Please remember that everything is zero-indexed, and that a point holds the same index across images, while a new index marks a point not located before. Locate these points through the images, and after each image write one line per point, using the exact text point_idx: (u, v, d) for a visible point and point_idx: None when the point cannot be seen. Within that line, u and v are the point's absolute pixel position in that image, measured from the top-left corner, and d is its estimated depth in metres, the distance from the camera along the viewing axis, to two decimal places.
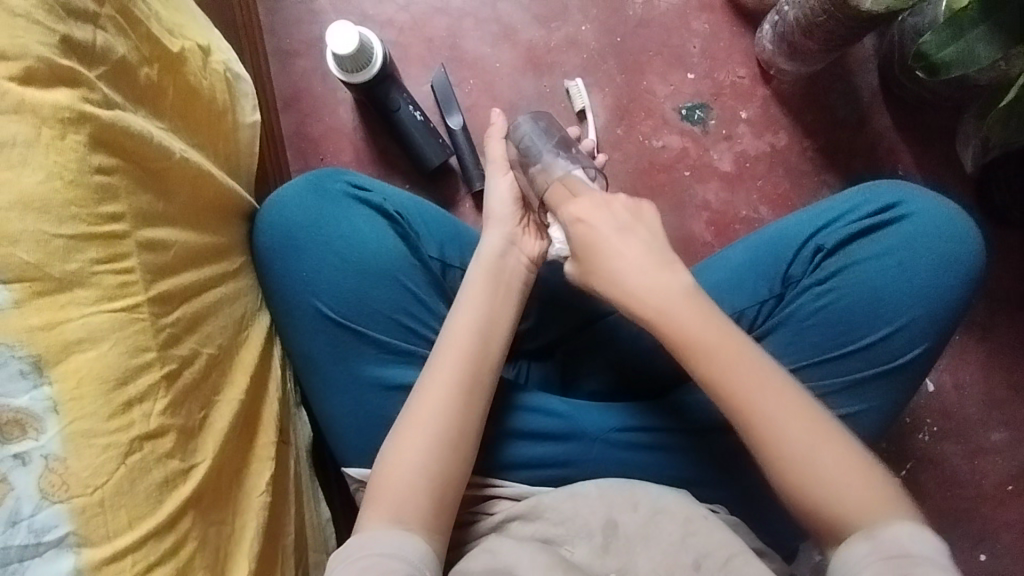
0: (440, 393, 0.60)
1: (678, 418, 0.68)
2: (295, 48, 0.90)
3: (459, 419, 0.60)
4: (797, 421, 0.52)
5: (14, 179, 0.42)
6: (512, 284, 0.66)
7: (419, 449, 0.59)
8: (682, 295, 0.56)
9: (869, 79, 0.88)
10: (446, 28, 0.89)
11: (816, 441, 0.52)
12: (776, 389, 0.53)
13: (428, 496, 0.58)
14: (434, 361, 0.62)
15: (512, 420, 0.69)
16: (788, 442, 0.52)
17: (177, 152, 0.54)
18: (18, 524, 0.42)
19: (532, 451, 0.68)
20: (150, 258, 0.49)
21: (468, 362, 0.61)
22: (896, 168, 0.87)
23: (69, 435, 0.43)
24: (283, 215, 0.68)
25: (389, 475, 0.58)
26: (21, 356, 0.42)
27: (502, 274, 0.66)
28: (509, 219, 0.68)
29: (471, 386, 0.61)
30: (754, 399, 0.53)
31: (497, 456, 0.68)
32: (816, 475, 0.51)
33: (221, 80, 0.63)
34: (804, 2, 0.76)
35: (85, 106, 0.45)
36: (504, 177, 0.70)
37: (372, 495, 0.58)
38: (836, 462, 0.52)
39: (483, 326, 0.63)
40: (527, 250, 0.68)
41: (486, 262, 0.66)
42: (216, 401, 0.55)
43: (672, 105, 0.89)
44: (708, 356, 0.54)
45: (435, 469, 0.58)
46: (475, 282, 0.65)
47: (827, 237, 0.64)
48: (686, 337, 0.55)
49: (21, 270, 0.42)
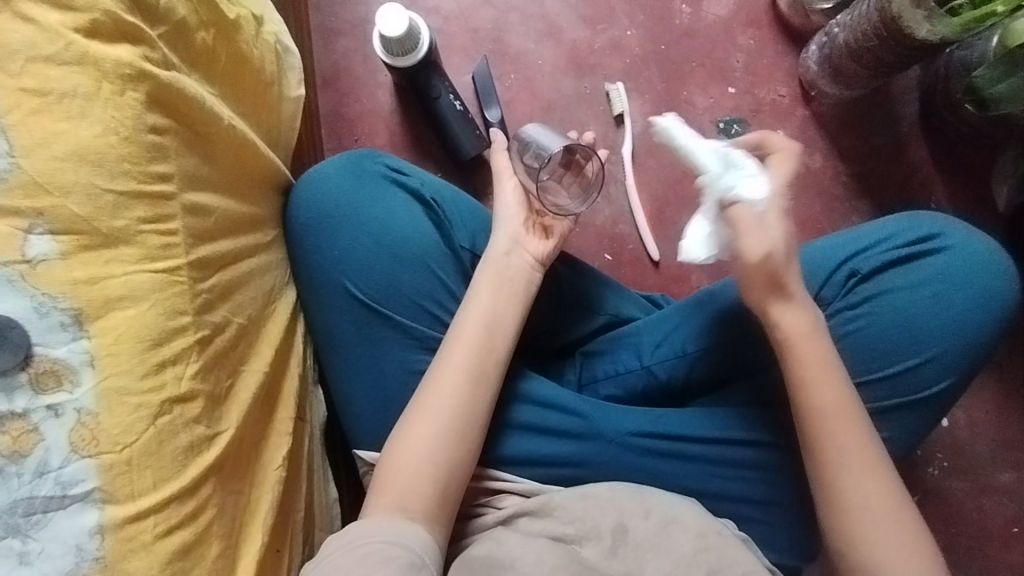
0: (450, 388, 0.60)
1: (701, 426, 0.67)
2: (339, 27, 0.90)
3: (464, 413, 0.60)
4: (876, 484, 0.55)
5: (72, 130, 0.42)
6: (517, 285, 0.64)
7: (423, 443, 0.59)
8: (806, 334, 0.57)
9: (910, 108, 0.87)
10: (491, 20, 0.89)
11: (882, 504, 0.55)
12: (861, 439, 0.56)
13: (433, 486, 0.58)
14: (442, 358, 0.61)
15: (516, 414, 0.68)
16: (858, 499, 0.55)
17: (226, 118, 0.53)
18: (46, 476, 0.42)
19: (534, 450, 0.68)
20: (193, 222, 0.49)
21: (479, 358, 0.61)
22: (929, 200, 0.87)
23: (103, 390, 0.43)
24: (319, 192, 0.67)
25: (396, 465, 0.58)
26: (62, 308, 0.42)
27: (508, 277, 0.64)
28: (514, 220, 0.67)
29: (475, 379, 0.61)
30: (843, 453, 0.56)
31: (502, 450, 0.68)
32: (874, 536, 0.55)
33: (271, 51, 0.63)
34: (855, 26, 0.76)
35: (146, 64, 0.45)
36: (509, 180, 0.68)
37: (378, 483, 0.58)
38: (897, 524, 0.55)
39: (497, 326, 0.63)
40: (532, 248, 0.66)
41: (496, 257, 0.65)
42: (242, 370, 0.55)
43: (710, 118, 0.89)
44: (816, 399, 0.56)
45: (440, 463, 0.59)
46: (480, 284, 0.64)
47: (864, 262, 0.64)
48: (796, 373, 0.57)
49: (70, 222, 0.42)
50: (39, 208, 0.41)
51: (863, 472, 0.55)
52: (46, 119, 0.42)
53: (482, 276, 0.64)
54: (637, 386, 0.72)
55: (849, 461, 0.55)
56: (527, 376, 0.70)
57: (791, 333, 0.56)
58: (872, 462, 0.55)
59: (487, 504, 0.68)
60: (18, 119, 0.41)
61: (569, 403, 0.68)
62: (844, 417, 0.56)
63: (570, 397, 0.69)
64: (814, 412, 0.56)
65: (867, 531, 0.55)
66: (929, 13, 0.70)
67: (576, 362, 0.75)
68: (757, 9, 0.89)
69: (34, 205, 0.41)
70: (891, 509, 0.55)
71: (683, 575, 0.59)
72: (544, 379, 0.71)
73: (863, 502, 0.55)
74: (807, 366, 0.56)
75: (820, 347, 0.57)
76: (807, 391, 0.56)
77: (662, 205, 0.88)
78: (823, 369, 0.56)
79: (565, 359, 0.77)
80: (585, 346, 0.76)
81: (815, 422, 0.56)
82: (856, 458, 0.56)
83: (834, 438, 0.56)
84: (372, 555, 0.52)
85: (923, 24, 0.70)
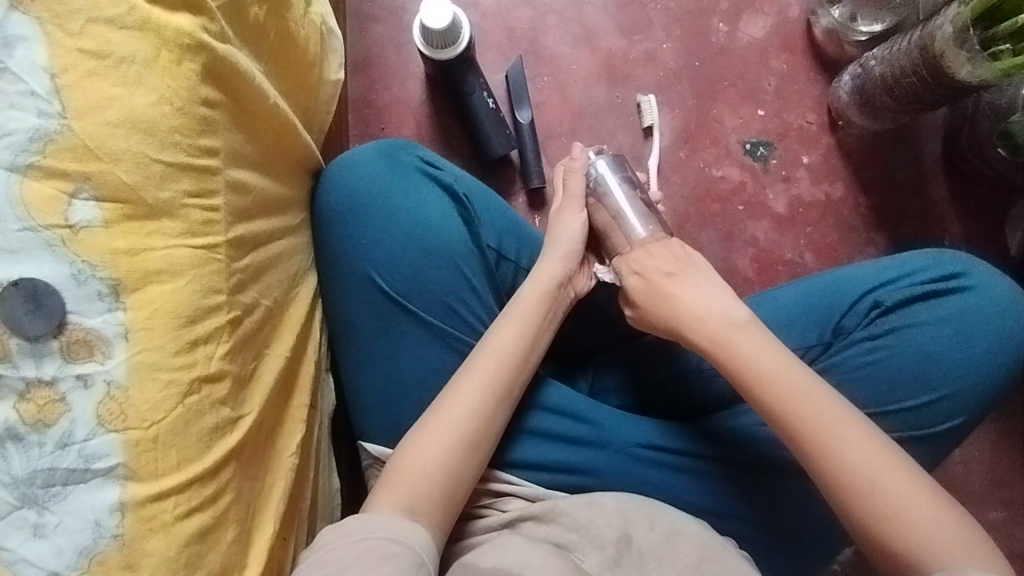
0: (471, 389, 0.60)
1: (698, 442, 0.68)
2: (375, 14, 0.89)
3: (485, 416, 0.60)
4: (865, 453, 0.53)
5: (127, 96, 0.41)
6: (557, 311, 0.65)
7: (440, 441, 0.58)
8: (736, 325, 0.59)
9: (934, 145, 0.89)
10: (529, 21, 0.89)
11: (890, 477, 0.52)
12: (836, 413, 0.54)
13: (446, 485, 0.58)
14: (473, 361, 0.61)
15: (530, 419, 0.68)
16: (858, 472, 0.52)
17: (272, 97, 0.52)
18: (69, 447, 0.41)
19: (544, 456, 0.67)
20: (234, 201, 0.48)
21: (503, 362, 0.61)
22: (943, 239, 0.88)
23: (135, 364, 0.42)
24: (352, 179, 0.67)
25: (409, 462, 0.58)
26: (100, 277, 0.41)
27: (552, 300, 0.65)
28: (573, 256, 0.67)
29: (499, 383, 0.60)
30: (822, 433, 0.54)
31: (511, 453, 0.67)
32: (891, 508, 0.52)
33: (316, 32, 0.62)
34: (892, 59, 0.76)
35: (204, 35, 0.44)
36: (577, 214, 0.68)
37: (388, 479, 0.57)
38: (902, 489, 0.52)
39: (523, 332, 0.62)
40: (577, 284, 0.68)
41: (548, 279, 0.65)
42: (266, 353, 0.54)
43: (737, 138, 0.89)
44: (768, 384, 0.56)
45: (455, 463, 0.58)
46: (525, 299, 0.64)
47: (887, 294, 0.65)
48: (742, 364, 0.57)
49: (116, 190, 0.41)
50: (86, 173, 0.40)
51: (856, 445, 0.53)
52: (103, 82, 0.41)
53: (531, 288, 0.64)
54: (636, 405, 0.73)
55: (822, 430, 0.54)
56: (547, 383, 0.69)
57: (715, 332, 0.59)
58: (852, 430, 0.54)
59: (490, 506, 0.67)
60: (73, 80, 0.40)
61: (581, 410, 0.68)
62: (802, 394, 0.55)
63: (582, 404, 0.69)
64: (775, 399, 0.55)
65: (873, 499, 0.52)
66: (972, 55, 0.68)
67: (589, 372, 0.75)
68: (793, 34, 0.90)
69: (81, 169, 0.40)
70: (881, 467, 0.53)
71: None
72: (561, 386, 0.70)
73: (856, 466, 0.53)
74: (758, 362, 0.57)
75: (765, 343, 0.58)
76: (755, 370, 0.57)
77: (683, 220, 0.88)
78: (763, 356, 0.57)
79: (579, 367, 0.76)
80: (596, 357, 0.76)
81: (784, 409, 0.55)
82: (843, 431, 0.54)
83: (804, 409, 0.55)
84: (373, 550, 0.52)
85: (964, 65, 0.69)
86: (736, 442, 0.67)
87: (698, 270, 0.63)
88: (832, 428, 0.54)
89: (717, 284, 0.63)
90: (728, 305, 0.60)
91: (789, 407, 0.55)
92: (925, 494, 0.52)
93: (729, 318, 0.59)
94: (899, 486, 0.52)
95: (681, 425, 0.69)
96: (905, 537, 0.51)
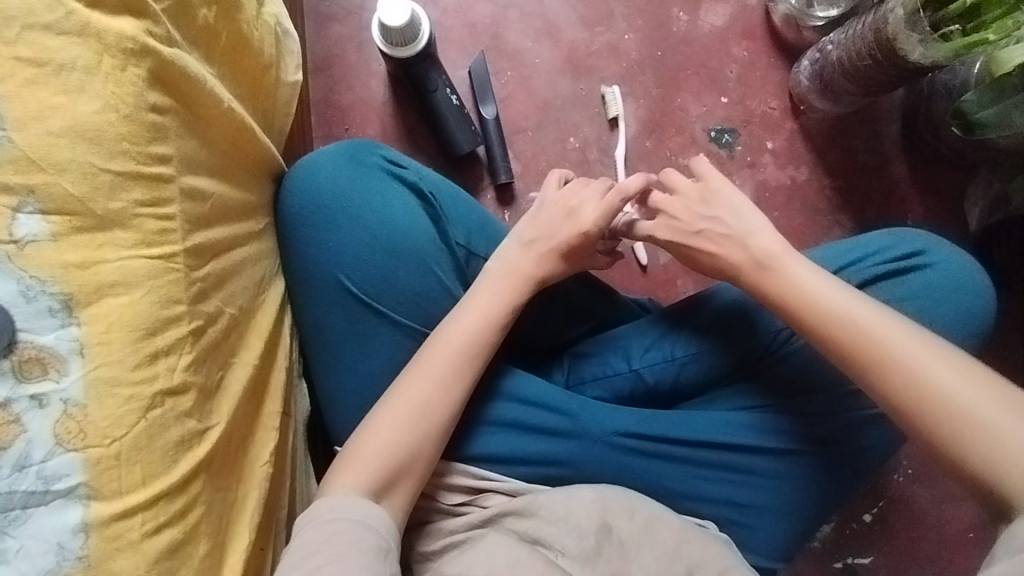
0: (429, 380, 0.59)
1: (775, 428, 0.67)
2: (334, 13, 0.87)
3: (446, 410, 0.59)
4: (948, 375, 0.52)
5: (70, 105, 0.40)
6: (521, 288, 0.64)
7: (394, 428, 0.58)
8: (797, 264, 0.59)
9: (892, 127, 0.90)
10: (490, 16, 0.88)
11: (972, 395, 0.51)
12: (916, 341, 0.54)
13: (411, 478, 0.58)
14: (430, 344, 0.61)
15: (489, 408, 0.68)
16: (938, 394, 0.52)
17: (225, 101, 0.51)
18: (27, 469, 0.39)
19: (508, 447, 0.67)
20: (191, 208, 0.47)
21: (462, 353, 0.60)
22: (906, 218, 0.90)
23: (92, 380, 0.41)
24: (314, 179, 0.66)
25: (362, 449, 0.58)
26: (52, 293, 0.40)
27: (511, 286, 0.63)
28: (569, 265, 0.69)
29: (455, 374, 0.60)
30: (900, 364, 0.53)
31: (473, 444, 0.67)
32: (976, 428, 0.50)
33: (271, 32, 0.60)
34: (849, 43, 0.77)
35: (149, 39, 0.43)
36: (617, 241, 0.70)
37: (342, 463, 0.58)
38: (979, 404, 0.51)
39: (485, 319, 0.62)
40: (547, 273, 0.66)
41: (512, 249, 0.65)
42: (233, 362, 0.53)
43: (702, 126, 0.90)
44: (831, 315, 0.56)
45: (415, 455, 0.58)
46: (485, 283, 0.64)
47: (852, 275, 0.66)
48: (806, 297, 0.57)
49: (63, 203, 0.40)
50: (30, 185, 0.39)
51: (931, 368, 0.53)
52: (42, 91, 0.39)
53: (497, 260, 0.65)
54: (625, 389, 0.71)
55: (898, 355, 0.53)
56: (512, 374, 0.69)
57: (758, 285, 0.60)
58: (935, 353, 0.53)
59: (467, 503, 0.67)
60: (12, 90, 0.39)
61: (556, 401, 0.68)
62: (877, 321, 0.55)
63: (556, 394, 0.68)
64: (838, 329, 0.56)
65: (948, 422, 0.51)
66: (923, 37, 0.69)
67: (564, 363, 0.75)
68: (752, 21, 0.91)
69: (24, 181, 0.39)
70: (965, 383, 0.52)
71: (666, 571, 0.60)
72: (529, 376, 0.70)
73: (937, 386, 0.52)
74: (819, 295, 0.57)
75: (818, 274, 0.59)
76: (819, 303, 0.57)
77: None
78: (829, 290, 0.57)
79: (552, 360, 0.76)
80: (573, 348, 0.76)
81: (850, 339, 0.55)
82: (922, 359, 0.53)
83: (881, 343, 0.54)
84: (341, 534, 0.52)
85: (915, 48, 0.70)
86: (835, 422, 0.66)
87: (733, 216, 0.63)
88: (906, 358, 0.53)
89: (770, 231, 0.61)
90: (760, 236, 0.61)
91: (854, 338, 0.55)
92: (994, 396, 0.51)
93: (771, 254, 0.60)
94: (983, 405, 0.51)
95: (765, 410, 0.67)
96: (997, 461, 0.49)
